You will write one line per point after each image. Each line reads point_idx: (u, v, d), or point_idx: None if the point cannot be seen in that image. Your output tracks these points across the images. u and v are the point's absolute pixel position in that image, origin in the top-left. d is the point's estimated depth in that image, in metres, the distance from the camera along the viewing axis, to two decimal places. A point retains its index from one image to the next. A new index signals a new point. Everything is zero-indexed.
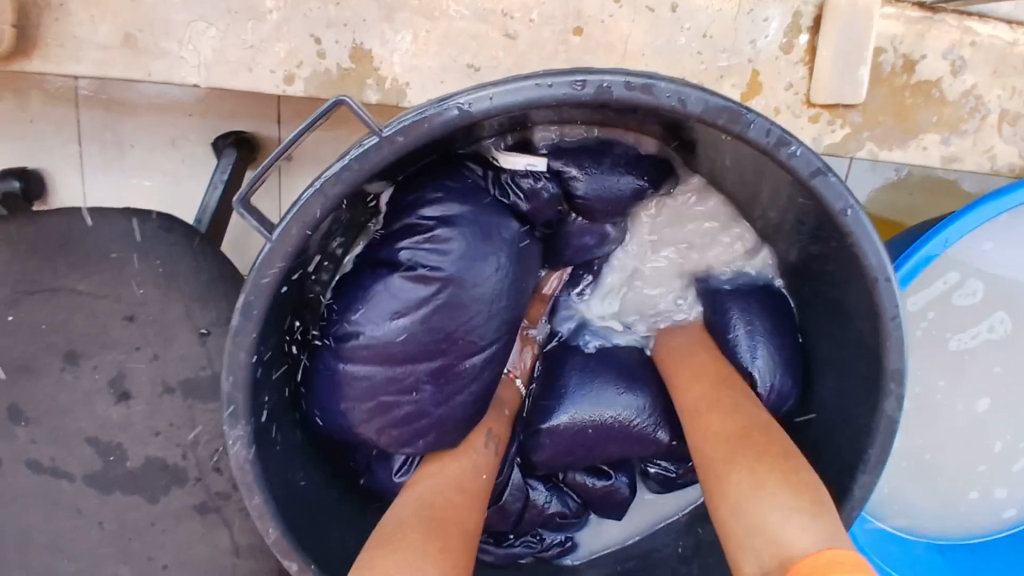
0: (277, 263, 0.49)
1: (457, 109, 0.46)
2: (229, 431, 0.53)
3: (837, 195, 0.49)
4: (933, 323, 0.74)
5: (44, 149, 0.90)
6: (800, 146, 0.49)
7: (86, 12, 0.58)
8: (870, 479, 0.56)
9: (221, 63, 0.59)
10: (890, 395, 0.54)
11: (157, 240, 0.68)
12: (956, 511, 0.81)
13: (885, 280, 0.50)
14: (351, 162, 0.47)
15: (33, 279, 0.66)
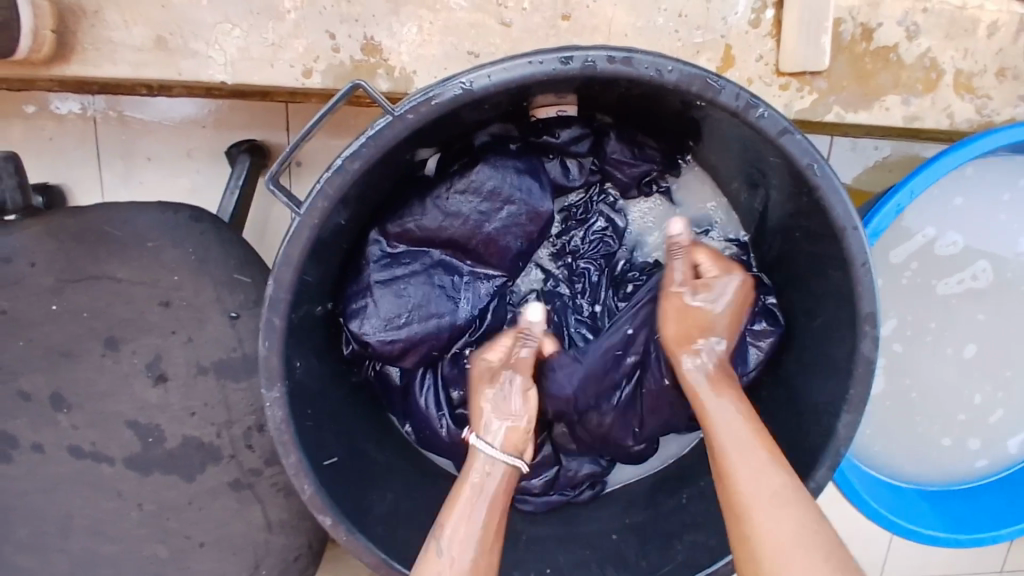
0: (308, 229, 0.55)
1: (459, 88, 0.52)
2: (265, 394, 0.57)
3: (803, 149, 0.54)
4: (916, 273, 0.79)
5: (65, 163, 0.96)
6: (768, 108, 0.54)
7: (122, 19, 0.64)
8: (857, 407, 0.60)
9: (245, 60, 0.65)
10: (866, 335, 0.58)
11: (188, 228, 0.73)
12: (937, 460, 0.86)
13: (852, 227, 0.56)
14: (367, 139, 0.53)
15: (75, 269, 0.72)
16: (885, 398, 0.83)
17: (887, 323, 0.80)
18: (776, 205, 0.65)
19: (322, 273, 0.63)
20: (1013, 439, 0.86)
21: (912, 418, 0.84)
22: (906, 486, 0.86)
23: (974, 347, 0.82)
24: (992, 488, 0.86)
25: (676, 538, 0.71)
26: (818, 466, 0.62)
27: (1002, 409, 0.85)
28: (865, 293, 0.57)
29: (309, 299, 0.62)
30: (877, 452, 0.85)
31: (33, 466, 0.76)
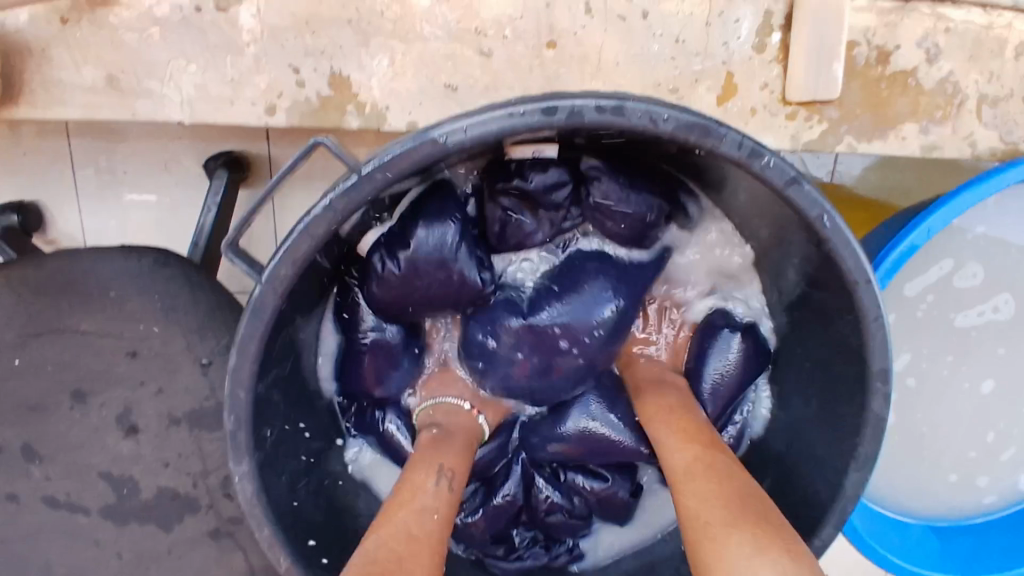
0: (270, 295, 0.50)
1: (431, 143, 0.46)
2: (234, 467, 0.53)
3: (813, 202, 0.49)
4: (932, 306, 0.74)
5: (39, 181, 0.91)
6: (775, 156, 0.49)
7: (69, 57, 0.59)
8: (866, 468, 0.56)
9: (204, 98, 0.60)
10: (877, 394, 0.54)
11: (153, 273, 0.69)
12: (948, 496, 0.82)
13: (867, 285, 0.50)
14: (329, 201, 0.48)
15: (39, 323, 0.68)
16: (895, 433, 0.79)
17: (901, 357, 0.75)
18: (782, 249, 0.60)
19: (290, 331, 0.58)
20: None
21: (921, 454, 0.79)
22: (914, 523, 0.82)
23: (992, 381, 0.77)
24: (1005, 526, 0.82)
25: None
26: (824, 528, 0.58)
27: (1016, 445, 0.80)
28: (878, 351, 0.52)
29: (279, 359, 0.58)
30: (884, 488, 0.81)
31: (6, 518, 0.74)
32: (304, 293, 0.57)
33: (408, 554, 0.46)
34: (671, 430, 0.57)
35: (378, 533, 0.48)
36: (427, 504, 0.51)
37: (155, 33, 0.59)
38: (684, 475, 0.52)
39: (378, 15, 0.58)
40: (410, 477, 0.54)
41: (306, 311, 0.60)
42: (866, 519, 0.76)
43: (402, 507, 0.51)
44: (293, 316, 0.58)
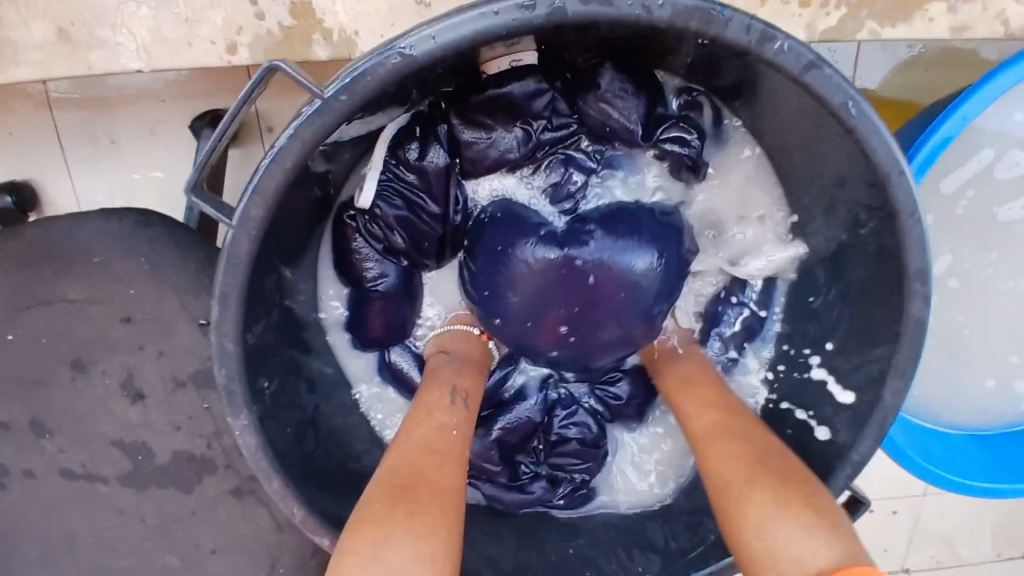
0: (247, 241, 0.47)
1: (401, 56, 0.42)
2: (233, 422, 0.52)
3: (834, 86, 0.44)
4: (974, 203, 0.68)
5: (28, 158, 0.87)
6: (786, 37, 0.43)
7: (14, 11, 0.55)
8: (904, 378, 0.52)
9: (159, 42, 0.56)
10: (916, 296, 0.49)
11: (137, 235, 0.66)
12: (987, 400, 0.77)
13: (898, 171, 0.45)
14: (294, 132, 0.44)
15: (23, 295, 0.66)
16: (927, 339, 0.74)
17: (938, 261, 0.70)
18: (802, 145, 0.55)
19: (275, 275, 0.56)
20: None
21: (959, 359, 0.75)
22: (952, 433, 0.77)
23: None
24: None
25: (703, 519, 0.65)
26: (863, 440, 0.55)
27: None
28: (915, 249, 0.47)
29: (268, 310, 0.55)
30: (918, 396, 0.76)
31: (28, 492, 0.74)
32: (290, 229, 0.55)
33: (432, 466, 0.46)
34: (694, 395, 0.57)
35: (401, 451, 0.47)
36: (446, 421, 0.50)
37: None
38: (709, 436, 0.53)
39: None
40: (423, 396, 0.53)
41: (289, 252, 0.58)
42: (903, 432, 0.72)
43: (424, 421, 0.50)
44: (282, 257, 0.55)
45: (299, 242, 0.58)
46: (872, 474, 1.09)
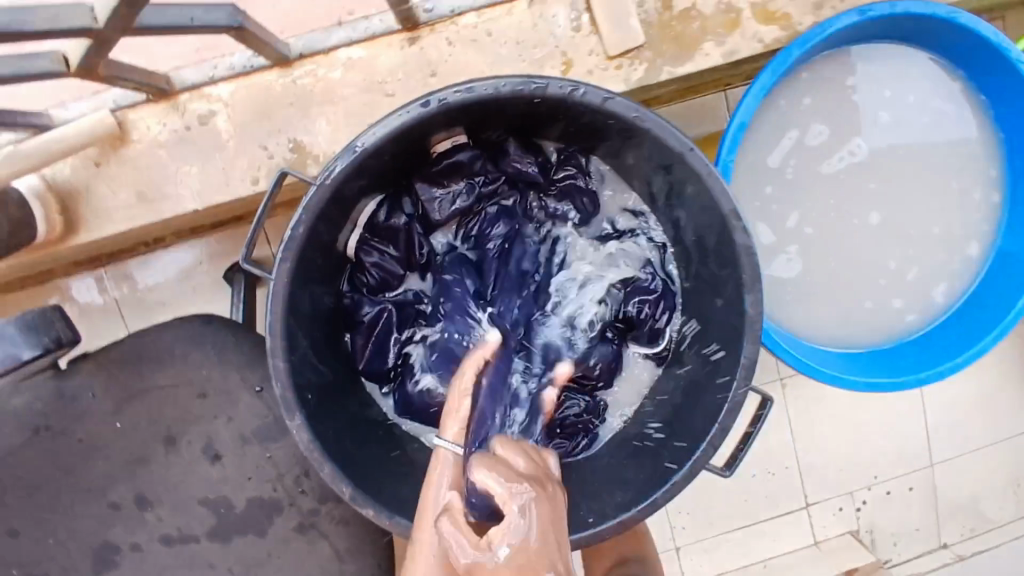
0: (281, 289, 0.70)
1: (356, 149, 0.67)
2: (290, 423, 0.71)
3: (627, 107, 0.69)
4: (798, 167, 0.91)
5: (97, 330, 1.13)
6: (590, 86, 0.70)
7: (109, 187, 0.83)
8: (755, 288, 0.73)
9: (207, 188, 0.84)
10: (737, 228, 0.72)
11: (202, 330, 0.90)
12: (874, 320, 0.96)
13: (689, 149, 0.70)
14: (303, 211, 0.68)
15: (125, 389, 0.87)
16: (806, 279, 0.93)
17: (790, 216, 0.92)
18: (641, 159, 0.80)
19: (308, 322, 0.78)
20: (936, 289, 0.96)
21: (837, 290, 0.94)
22: (859, 352, 0.95)
23: (876, 213, 0.94)
24: (932, 335, 0.95)
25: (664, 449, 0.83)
26: (746, 344, 0.74)
27: (915, 266, 0.95)
28: (719, 196, 0.71)
29: (304, 346, 0.77)
30: (817, 327, 0.94)
31: (134, 564, 0.90)
32: (310, 288, 0.78)
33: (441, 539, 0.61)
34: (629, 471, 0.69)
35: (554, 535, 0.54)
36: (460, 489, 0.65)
37: (162, 153, 0.82)
38: None
39: (309, 91, 0.81)
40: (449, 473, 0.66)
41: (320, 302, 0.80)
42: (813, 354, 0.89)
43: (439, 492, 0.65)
44: (307, 310, 0.78)
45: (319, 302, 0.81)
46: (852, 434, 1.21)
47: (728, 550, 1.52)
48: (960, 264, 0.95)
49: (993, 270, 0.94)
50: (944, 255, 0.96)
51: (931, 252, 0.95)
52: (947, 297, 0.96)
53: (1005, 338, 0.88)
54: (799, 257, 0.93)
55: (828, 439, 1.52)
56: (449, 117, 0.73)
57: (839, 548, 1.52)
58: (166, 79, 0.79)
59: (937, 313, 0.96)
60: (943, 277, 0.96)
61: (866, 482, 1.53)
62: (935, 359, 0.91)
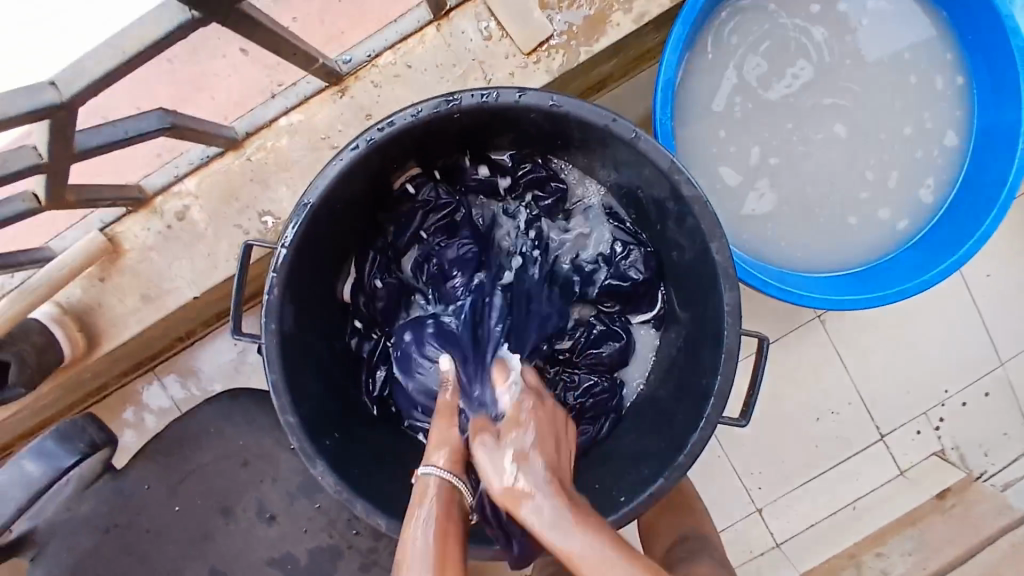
0: (275, 348, 0.73)
1: (306, 206, 0.71)
2: (315, 472, 0.74)
3: (541, 98, 0.70)
4: (745, 104, 0.91)
5: (153, 427, 1.22)
6: (503, 88, 0.71)
7: (117, 297, 0.91)
8: (717, 234, 0.73)
9: (200, 274, 0.90)
10: (681, 181, 0.72)
11: (230, 404, 0.96)
12: (866, 234, 0.94)
13: (612, 119, 0.71)
14: (275, 273, 0.72)
15: (176, 472, 0.94)
16: (784, 209, 0.93)
17: (751, 152, 0.92)
18: (586, 145, 0.81)
19: (315, 372, 0.81)
20: (923, 188, 0.94)
21: (818, 213, 0.93)
22: (860, 270, 0.94)
23: (840, 125, 0.92)
24: (929, 235, 0.94)
25: (678, 416, 0.82)
26: (725, 291, 0.74)
27: (895, 169, 0.93)
28: (656, 154, 0.72)
29: (315, 398, 0.80)
30: (807, 255, 0.94)
31: None
32: (309, 347, 0.81)
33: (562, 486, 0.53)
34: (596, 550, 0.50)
35: (607, 535, 0.45)
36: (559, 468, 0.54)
37: (154, 254, 0.90)
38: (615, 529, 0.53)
39: (265, 165, 0.87)
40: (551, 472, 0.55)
41: (321, 353, 0.83)
42: (807, 286, 0.89)
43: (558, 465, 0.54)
44: (312, 365, 0.81)
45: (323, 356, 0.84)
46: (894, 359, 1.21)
47: (812, 503, 1.45)
48: (940, 156, 0.94)
49: (977, 156, 0.92)
50: (921, 152, 0.94)
51: (908, 153, 0.94)
52: (936, 194, 0.94)
53: (1005, 218, 0.87)
54: (772, 190, 0.92)
55: (885, 362, 1.44)
56: (386, 154, 0.76)
57: (928, 472, 1.45)
58: (139, 189, 0.87)
59: (932, 210, 0.94)
60: (928, 174, 0.94)
61: (937, 398, 1.44)
62: (935, 260, 0.89)
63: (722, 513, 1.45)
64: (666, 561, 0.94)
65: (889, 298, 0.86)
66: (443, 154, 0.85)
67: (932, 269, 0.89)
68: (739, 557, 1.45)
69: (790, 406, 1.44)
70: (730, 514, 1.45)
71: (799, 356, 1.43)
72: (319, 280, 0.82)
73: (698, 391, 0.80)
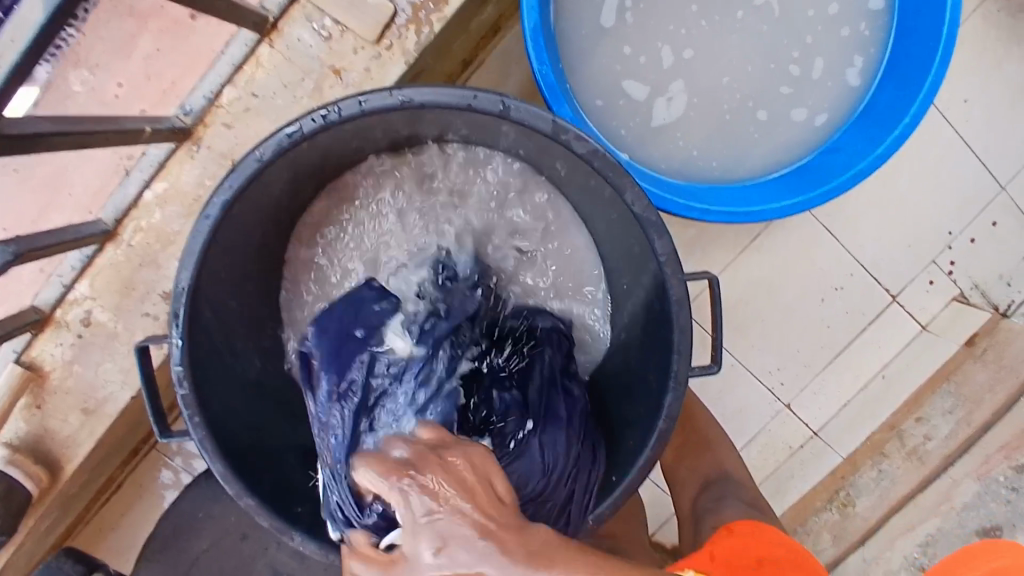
0: (208, 442, 0.66)
1: (182, 292, 0.64)
2: (297, 545, 0.68)
3: (386, 98, 0.61)
4: (635, 10, 0.85)
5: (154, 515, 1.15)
6: (342, 98, 0.62)
7: (58, 418, 0.86)
8: (629, 180, 0.64)
9: (127, 371, 0.85)
10: (571, 136, 0.63)
11: (210, 482, 0.92)
12: (795, 128, 0.92)
13: (472, 96, 0.62)
14: (179, 367, 0.65)
15: (181, 562, 0.92)
16: (699, 112, 0.90)
17: (656, 62, 0.87)
18: (464, 126, 0.71)
19: (260, 444, 0.75)
20: (850, 69, 0.92)
21: (741, 116, 0.90)
22: (793, 169, 0.92)
23: None
24: (862, 113, 0.91)
25: (648, 378, 0.74)
26: (657, 239, 0.65)
27: (819, 55, 0.91)
28: (533, 119, 0.63)
29: (268, 474, 0.73)
30: (737, 157, 0.92)
31: None
32: (244, 424, 0.74)
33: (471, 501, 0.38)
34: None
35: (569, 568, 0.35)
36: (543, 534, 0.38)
37: (78, 366, 0.85)
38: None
39: (150, 246, 0.81)
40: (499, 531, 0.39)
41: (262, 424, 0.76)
42: (744, 198, 0.87)
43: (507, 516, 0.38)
44: (254, 443, 0.74)
45: (265, 424, 0.77)
46: (878, 234, 1.29)
47: (834, 387, 1.33)
48: (864, 26, 0.91)
49: (905, 9, 0.88)
50: (848, 29, 0.91)
51: (827, 33, 0.91)
52: (863, 75, 0.92)
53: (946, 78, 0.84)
54: (683, 92, 0.88)
55: (877, 219, 1.29)
56: (254, 202, 0.68)
57: (951, 321, 1.32)
58: (33, 310, 0.82)
59: (865, 87, 0.92)
60: (854, 52, 0.92)
61: (943, 243, 1.31)
62: (873, 140, 0.87)
63: (739, 432, 1.32)
64: (694, 515, 0.93)
65: (838, 188, 0.83)
66: (320, 178, 0.77)
67: (871, 151, 0.87)
68: (776, 460, 1.34)
69: (788, 295, 1.30)
70: (755, 426, 1.32)
71: (781, 246, 1.28)
72: (232, 354, 0.74)
73: (659, 350, 0.72)
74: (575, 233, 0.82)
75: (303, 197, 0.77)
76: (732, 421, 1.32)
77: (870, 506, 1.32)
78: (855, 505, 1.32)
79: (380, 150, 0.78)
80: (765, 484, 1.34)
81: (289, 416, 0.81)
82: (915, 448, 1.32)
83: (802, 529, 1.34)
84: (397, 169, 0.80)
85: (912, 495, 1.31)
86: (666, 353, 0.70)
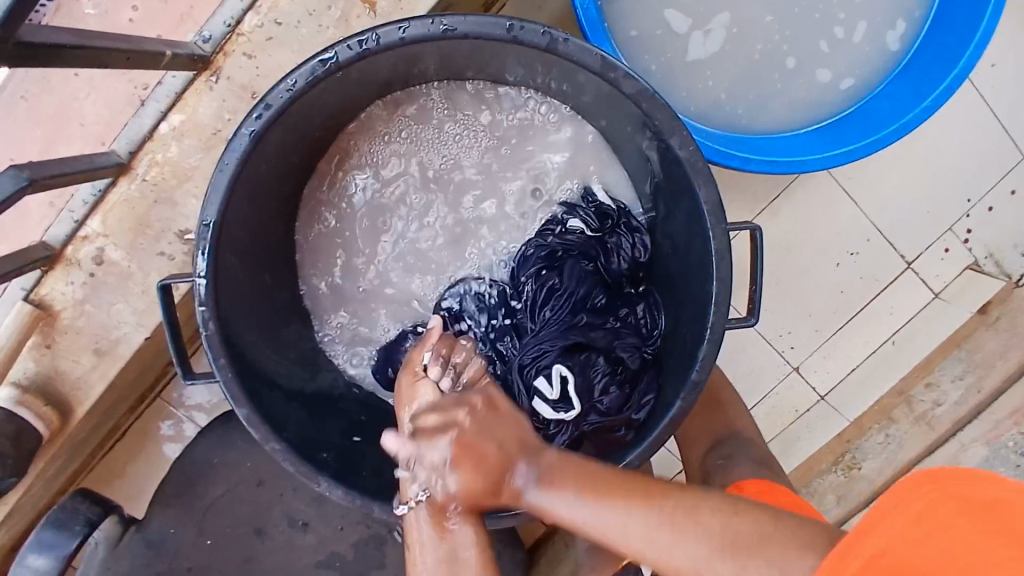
0: (234, 384, 0.64)
1: (208, 226, 0.61)
2: (326, 491, 0.66)
3: (427, 26, 0.58)
4: None
5: (160, 463, 1.14)
6: (381, 26, 0.59)
7: (69, 359, 0.84)
8: (678, 123, 0.61)
9: (141, 313, 0.83)
10: (621, 75, 0.60)
11: (225, 427, 0.91)
12: (830, 84, 0.89)
13: (519, 28, 0.59)
14: (203, 308, 0.63)
15: (194, 508, 0.90)
16: (734, 55, 0.86)
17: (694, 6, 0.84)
18: (502, 60, 0.68)
19: (282, 391, 0.73)
20: (891, 31, 0.89)
21: (779, 63, 0.87)
22: (824, 124, 0.90)
23: None
24: (897, 77, 0.89)
25: (680, 330, 0.73)
26: (702, 187, 0.62)
27: (862, 16, 0.88)
28: (581, 54, 0.60)
29: (291, 419, 0.71)
30: (771, 107, 0.89)
31: None
32: (266, 368, 0.71)
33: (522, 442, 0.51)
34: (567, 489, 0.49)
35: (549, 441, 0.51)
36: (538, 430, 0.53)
37: (90, 306, 0.82)
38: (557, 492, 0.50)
39: (165, 181, 0.77)
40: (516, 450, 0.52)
41: (282, 369, 0.74)
42: (774, 147, 0.84)
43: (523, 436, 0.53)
44: (276, 388, 0.72)
45: (287, 369, 0.75)
46: (898, 196, 1.27)
47: (846, 351, 1.33)
48: None
49: None
50: None
51: None
52: (904, 39, 0.89)
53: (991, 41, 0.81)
54: (724, 26, 0.85)
55: (898, 182, 1.27)
56: (281, 135, 0.65)
57: (964, 288, 1.31)
58: (42, 248, 0.79)
59: (906, 50, 0.89)
60: (897, 15, 0.89)
61: (961, 210, 1.29)
62: (912, 103, 0.85)
63: (749, 393, 1.32)
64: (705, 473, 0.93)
65: (870, 145, 0.81)
66: (345, 115, 0.74)
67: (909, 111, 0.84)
68: (784, 423, 1.34)
69: (805, 257, 1.28)
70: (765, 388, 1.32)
71: (801, 207, 1.26)
72: (253, 295, 0.72)
73: (695, 299, 0.70)
74: (603, 179, 0.80)
75: (326, 134, 0.74)
76: (743, 382, 1.32)
77: (875, 469, 1.33)
78: (861, 467, 1.33)
79: (405, 84, 0.75)
80: (771, 445, 1.34)
81: (308, 362, 0.79)
82: (924, 413, 1.33)
83: (806, 490, 1.35)
84: (423, 106, 0.78)
85: (918, 460, 1.32)
86: (701, 304, 0.68)
